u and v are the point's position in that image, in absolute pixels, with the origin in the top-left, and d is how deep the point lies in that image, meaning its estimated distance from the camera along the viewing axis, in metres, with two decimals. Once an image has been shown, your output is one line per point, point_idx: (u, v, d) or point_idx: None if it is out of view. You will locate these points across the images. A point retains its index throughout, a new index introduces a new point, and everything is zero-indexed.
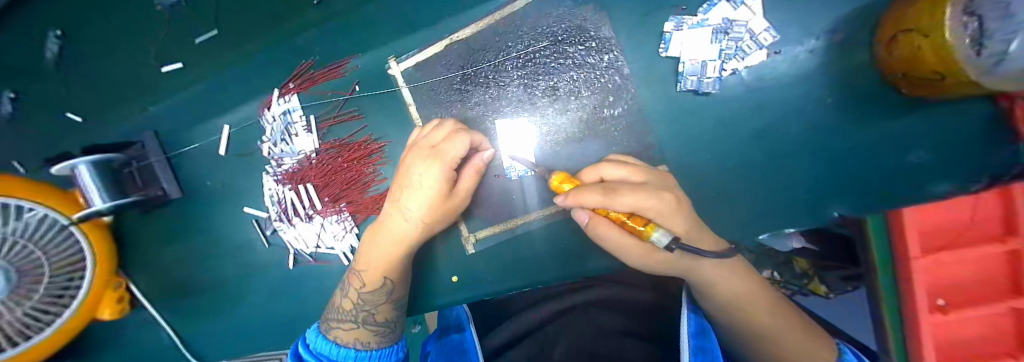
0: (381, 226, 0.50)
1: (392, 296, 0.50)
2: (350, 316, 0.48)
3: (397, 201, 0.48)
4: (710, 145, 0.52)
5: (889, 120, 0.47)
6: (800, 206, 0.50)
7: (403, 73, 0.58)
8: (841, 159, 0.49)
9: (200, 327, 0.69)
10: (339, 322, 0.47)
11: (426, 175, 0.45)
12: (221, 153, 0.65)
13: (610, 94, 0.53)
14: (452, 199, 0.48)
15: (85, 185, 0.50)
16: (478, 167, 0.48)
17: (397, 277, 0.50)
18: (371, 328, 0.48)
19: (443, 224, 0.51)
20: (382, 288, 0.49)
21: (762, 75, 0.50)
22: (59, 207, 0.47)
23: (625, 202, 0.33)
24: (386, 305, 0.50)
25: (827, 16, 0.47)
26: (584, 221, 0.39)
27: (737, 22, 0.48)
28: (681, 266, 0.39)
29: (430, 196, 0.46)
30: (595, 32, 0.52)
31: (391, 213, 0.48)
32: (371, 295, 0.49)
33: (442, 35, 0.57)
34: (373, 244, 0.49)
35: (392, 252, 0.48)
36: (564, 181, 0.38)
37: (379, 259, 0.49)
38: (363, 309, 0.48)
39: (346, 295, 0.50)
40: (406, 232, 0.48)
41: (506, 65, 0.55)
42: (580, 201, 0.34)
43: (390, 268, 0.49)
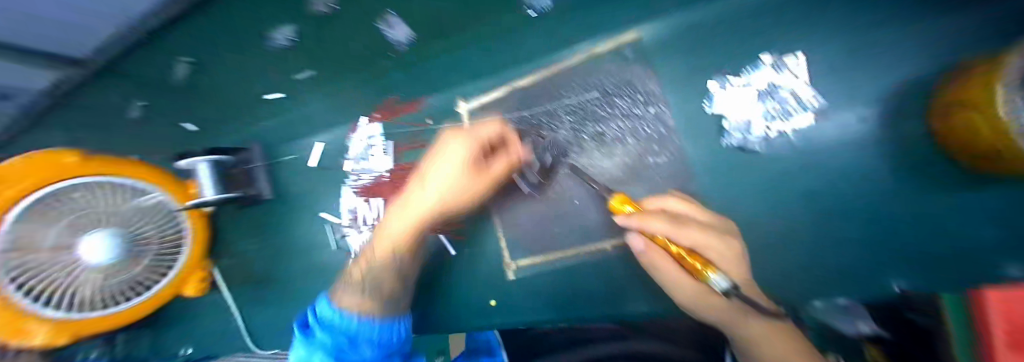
0: (407, 202, 0.58)
1: (398, 272, 0.56)
2: (359, 281, 0.54)
3: (425, 179, 0.58)
4: (753, 201, 0.53)
5: (960, 191, 0.43)
6: (853, 272, 0.49)
7: (470, 111, 0.68)
8: (898, 229, 0.47)
9: (272, 311, 0.81)
10: (347, 291, 0.53)
11: (453, 157, 0.55)
12: (312, 164, 0.80)
13: (654, 142, 0.57)
14: (480, 178, 0.56)
15: (202, 181, 0.69)
16: (508, 157, 0.57)
17: (409, 253, 0.57)
18: (372, 299, 0.52)
19: (466, 205, 0.59)
20: (393, 262, 0.55)
21: (814, 137, 0.51)
22: (175, 196, 0.71)
23: (688, 236, 0.38)
24: (391, 280, 0.55)
25: (874, 84, 0.48)
26: (638, 248, 0.44)
27: (782, 86, 0.51)
28: (727, 315, 0.40)
29: (459, 167, 0.55)
30: (642, 87, 0.59)
31: (420, 192, 0.58)
32: (380, 263, 0.55)
33: (505, 81, 0.66)
34: (400, 216, 0.57)
35: (410, 224, 0.56)
36: (624, 202, 0.43)
37: (396, 230, 0.57)
38: (369, 277, 0.54)
39: (361, 262, 0.58)
40: (427, 205, 0.56)
41: (559, 111, 0.62)
42: (644, 223, 0.39)
43: (404, 240, 0.56)
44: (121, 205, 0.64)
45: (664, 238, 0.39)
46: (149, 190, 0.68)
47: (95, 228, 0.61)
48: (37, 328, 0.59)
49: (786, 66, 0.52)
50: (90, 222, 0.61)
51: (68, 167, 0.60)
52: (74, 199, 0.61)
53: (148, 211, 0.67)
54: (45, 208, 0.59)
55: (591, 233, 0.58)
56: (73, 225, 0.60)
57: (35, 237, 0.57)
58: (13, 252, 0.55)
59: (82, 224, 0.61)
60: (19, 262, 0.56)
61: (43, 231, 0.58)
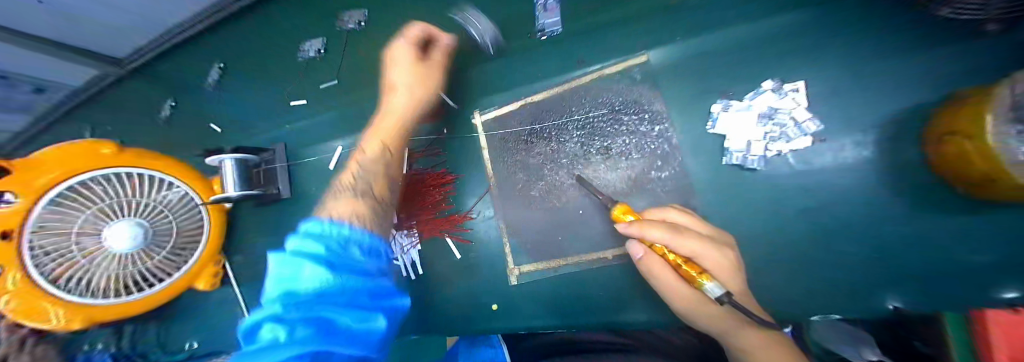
0: (378, 125, 0.64)
1: (387, 174, 0.59)
2: (350, 185, 0.54)
3: (388, 97, 0.65)
4: (753, 219, 0.55)
5: (961, 215, 0.45)
6: (847, 291, 0.51)
7: (484, 123, 0.72)
8: (897, 251, 0.49)
9: None
10: (340, 189, 0.54)
11: (401, 70, 0.64)
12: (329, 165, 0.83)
13: (658, 159, 0.59)
14: (424, 84, 0.65)
15: (225, 177, 0.71)
16: (443, 48, 0.67)
17: (393, 150, 0.62)
18: (369, 203, 0.50)
19: (424, 106, 0.66)
20: (380, 156, 0.59)
21: (813, 159, 0.53)
22: (198, 189, 0.72)
23: (686, 244, 0.39)
24: (381, 179, 0.57)
25: (874, 113, 0.51)
26: (637, 256, 0.45)
27: (781, 110, 0.54)
28: (722, 325, 0.41)
29: (407, 78, 0.64)
30: (648, 106, 0.61)
31: (388, 104, 0.65)
32: (370, 163, 0.58)
33: (517, 96, 0.70)
34: (374, 133, 0.63)
35: (391, 126, 0.63)
36: (626, 212, 0.45)
37: (381, 133, 0.62)
38: (363, 181, 0.55)
39: (348, 175, 0.58)
40: (399, 106, 0.64)
41: (567, 125, 0.65)
42: (644, 231, 0.40)
43: (390, 139, 0.61)
44: (141, 195, 0.63)
45: (663, 246, 0.41)
46: (174, 183, 0.68)
47: (117, 218, 0.58)
48: (53, 311, 0.56)
49: (786, 91, 0.54)
50: (118, 210, 0.59)
51: (102, 156, 0.60)
52: (99, 186, 0.59)
53: (169, 200, 0.66)
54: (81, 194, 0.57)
55: (596, 242, 0.60)
56: (101, 211, 0.57)
57: (69, 217, 0.55)
58: (37, 235, 0.53)
59: (111, 210, 0.59)
60: (55, 248, 0.55)
61: (76, 214, 0.56)
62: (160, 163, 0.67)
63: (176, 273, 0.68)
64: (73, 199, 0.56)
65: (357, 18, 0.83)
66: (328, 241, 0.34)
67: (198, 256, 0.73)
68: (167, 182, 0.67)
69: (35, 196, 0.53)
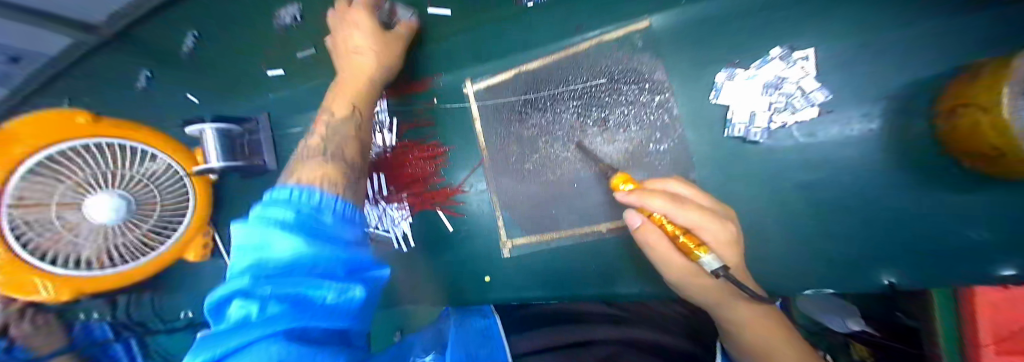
0: (342, 84, 0.56)
1: (359, 136, 0.53)
2: (314, 147, 0.47)
3: (348, 57, 0.58)
4: (751, 193, 0.54)
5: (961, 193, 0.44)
6: (839, 265, 0.51)
7: (475, 92, 0.68)
8: (893, 228, 0.48)
9: None
10: (303, 156, 0.47)
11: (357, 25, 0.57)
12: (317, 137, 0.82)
13: (658, 130, 0.57)
14: (390, 42, 0.59)
15: (207, 148, 0.67)
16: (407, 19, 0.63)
17: (363, 111, 0.56)
18: (341, 167, 0.44)
19: (391, 64, 0.60)
20: (351, 117, 0.53)
21: (817, 132, 0.51)
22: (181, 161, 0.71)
23: (687, 216, 0.36)
24: (352, 140, 0.51)
25: (883, 84, 0.48)
26: (635, 224, 0.40)
27: (788, 79, 0.51)
28: (715, 298, 0.41)
29: (365, 30, 0.56)
30: (649, 76, 0.58)
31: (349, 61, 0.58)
32: (338, 124, 0.51)
33: (511, 64, 0.66)
34: (338, 94, 0.56)
35: (355, 86, 0.55)
36: (625, 178, 0.41)
37: (344, 94, 0.55)
38: (331, 141, 0.48)
39: (311, 138, 0.50)
40: (364, 63, 0.56)
41: (564, 95, 0.62)
42: (646, 200, 0.36)
43: (357, 97, 0.55)
44: None
45: (663, 216, 0.37)
46: None
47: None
48: None
49: (794, 59, 0.51)
50: None
51: None
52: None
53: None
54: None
55: (592, 215, 0.59)
56: None
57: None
58: None
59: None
60: None
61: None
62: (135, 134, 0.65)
63: None
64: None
65: None
66: (296, 205, 0.31)
67: None
68: None
69: (11, 167, 0.48)
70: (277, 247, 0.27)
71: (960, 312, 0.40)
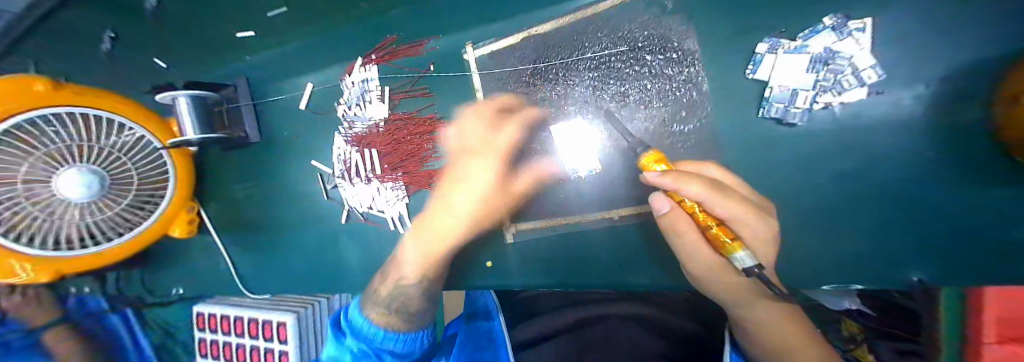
0: (416, 241, 0.59)
1: (428, 293, 0.56)
2: (383, 303, 0.56)
3: (444, 209, 0.56)
4: (776, 181, 0.50)
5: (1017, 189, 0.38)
6: (868, 259, 0.47)
7: (477, 59, 0.62)
8: (931, 224, 0.43)
9: (272, 253, 0.82)
10: (375, 306, 0.56)
11: (480, 177, 0.54)
12: (302, 107, 0.75)
13: (683, 108, 0.51)
14: (501, 197, 0.57)
15: (182, 118, 0.63)
16: (537, 174, 0.56)
17: (433, 274, 0.58)
18: (402, 317, 0.54)
19: (486, 222, 0.59)
20: (420, 282, 0.56)
21: (862, 115, 0.45)
22: (158, 133, 0.67)
23: (726, 206, 0.34)
24: (417, 299, 0.55)
25: (949, 58, 0.40)
26: (662, 210, 0.39)
27: (840, 54, 0.44)
28: (740, 297, 0.38)
29: (483, 188, 0.54)
30: (678, 44, 0.51)
31: (440, 212, 0.57)
32: (408, 288, 0.56)
33: (521, 27, 0.59)
34: (436, 234, 0.56)
35: (437, 247, 0.56)
36: (658, 160, 0.39)
37: (421, 255, 0.57)
38: (397, 298, 0.56)
39: (387, 285, 0.59)
40: (455, 223, 0.56)
41: (579, 65, 0.55)
42: (682, 183, 0.34)
43: (429, 266, 0.57)
44: (96, 139, 0.60)
45: (697, 204, 0.35)
46: (132, 125, 0.64)
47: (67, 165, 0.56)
48: (21, 266, 0.59)
49: (849, 30, 0.44)
50: (66, 156, 0.57)
51: (36, 94, 0.55)
52: (47, 130, 0.56)
53: (126, 146, 0.63)
54: (25, 137, 0.54)
55: (606, 201, 0.54)
56: (47, 158, 0.55)
57: (11, 164, 0.53)
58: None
59: (57, 157, 0.56)
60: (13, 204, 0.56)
61: (17, 163, 0.53)
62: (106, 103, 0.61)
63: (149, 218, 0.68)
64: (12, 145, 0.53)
65: None
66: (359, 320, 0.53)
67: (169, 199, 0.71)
68: (125, 124, 0.63)
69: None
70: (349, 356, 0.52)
71: (966, 306, 0.37)
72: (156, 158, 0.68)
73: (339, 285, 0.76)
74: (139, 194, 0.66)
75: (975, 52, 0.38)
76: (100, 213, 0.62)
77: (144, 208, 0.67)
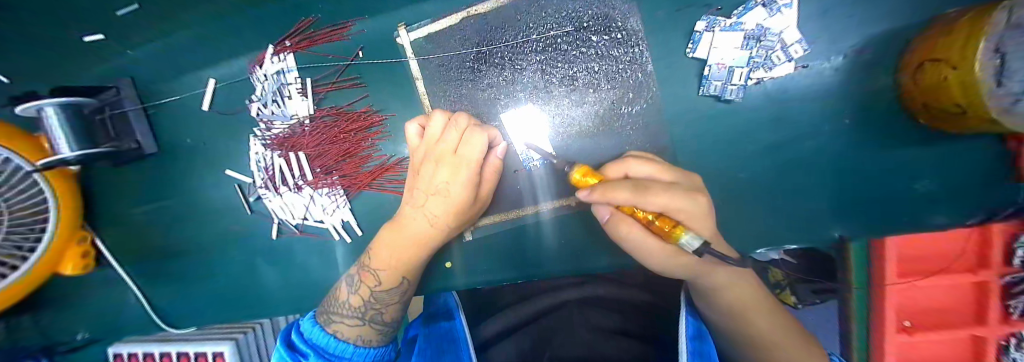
0: (394, 251, 0.50)
1: (405, 296, 0.53)
2: (356, 312, 0.50)
3: (417, 215, 0.49)
4: (723, 156, 0.51)
5: (914, 145, 0.45)
6: (802, 224, 0.50)
7: (412, 43, 0.56)
8: (849, 183, 0.48)
9: (194, 280, 0.71)
10: (341, 318, 0.50)
11: (455, 183, 0.46)
12: (205, 107, 0.64)
13: (629, 91, 0.51)
14: (474, 205, 0.51)
15: (52, 132, 0.51)
16: (497, 165, 0.48)
17: (413, 277, 0.52)
18: (378, 325, 0.50)
19: (455, 229, 0.51)
20: (396, 287, 0.51)
21: (789, 88, 0.48)
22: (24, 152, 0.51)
23: (656, 201, 0.33)
24: (393, 306, 0.51)
25: (856, 35, 0.45)
26: (604, 217, 0.40)
27: (771, 30, 0.45)
28: (696, 271, 0.39)
29: (456, 201, 0.47)
30: (622, 23, 0.50)
31: (412, 213, 0.50)
32: (383, 293, 0.50)
33: (458, 6, 0.53)
34: (391, 242, 0.50)
35: (411, 253, 0.50)
36: (587, 174, 0.38)
37: (393, 260, 0.50)
38: (372, 307, 0.50)
39: (356, 291, 0.51)
40: (425, 232, 0.49)
41: (524, 48, 0.52)
42: (608, 196, 0.34)
43: (407, 269, 0.50)
44: None
45: (631, 205, 0.35)
46: None
47: None
48: None
49: (778, 6, 0.45)
50: None
51: None
52: None
53: None
54: None
55: (555, 190, 0.54)
56: None
57: None
58: None
59: None
60: None
61: None
62: None
63: (34, 253, 0.53)
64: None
65: None
66: (320, 335, 0.49)
67: (54, 229, 0.56)
68: None
69: None
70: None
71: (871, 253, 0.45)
72: (27, 186, 0.52)
73: (279, 306, 0.69)
74: (13, 227, 0.51)
75: (872, 31, 0.44)
76: None
77: (25, 244, 0.52)
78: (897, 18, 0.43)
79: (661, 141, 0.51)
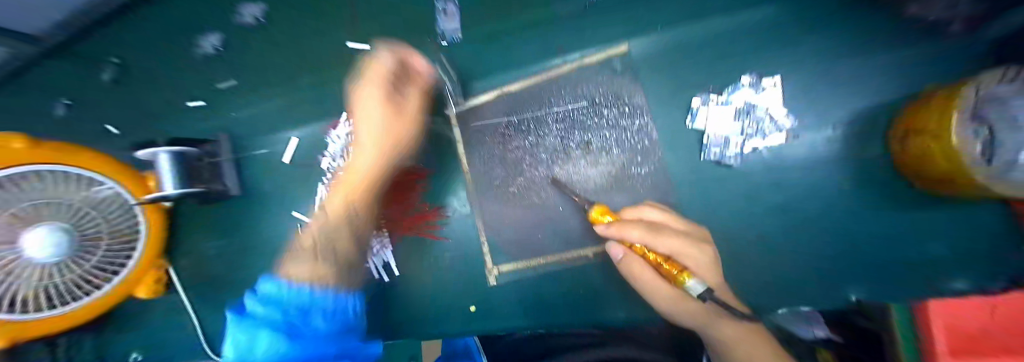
0: (343, 180, 0.57)
1: (354, 230, 0.54)
2: (307, 250, 0.48)
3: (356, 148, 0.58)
4: (736, 213, 0.55)
5: (918, 209, 0.48)
6: (822, 283, 0.51)
7: (458, 114, 0.65)
8: (863, 245, 0.51)
9: None
10: (292, 259, 0.47)
11: (376, 98, 0.56)
12: (284, 160, 0.77)
13: (638, 154, 0.58)
14: (402, 121, 0.58)
15: (160, 170, 0.62)
16: (420, 86, 0.59)
17: (363, 205, 0.56)
18: (331, 263, 0.46)
19: (395, 163, 0.60)
20: (347, 217, 0.54)
21: (787, 155, 0.54)
22: (131, 187, 0.61)
23: (666, 244, 0.40)
24: (346, 239, 0.52)
25: (840, 114, 0.53)
26: (618, 256, 0.45)
27: (758, 107, 0.54)
28: (702, 319, 0.42)
29: (380, 120, 0.56)
30: (628, 100, 0.60)
31: (355, 144, 0.58)
32: (334, 223, 0.53)
33: (492, 86, 0.65)
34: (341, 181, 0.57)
35: (358, 179, 0.56)
36: (603, 213, 0.45)
37: (342, 189, 0.56)
38: (325, 242, 0.49)
39: (309, 233, 0.53)
40: (367, 159, 0.57)
41: (546, 119, 0.62)
42: (622, 231, 0.41)
43: (356, 194, 0.55)
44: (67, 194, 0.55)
45: (644, 246, 0.41)
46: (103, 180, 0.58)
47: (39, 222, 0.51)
48: None
49: (764, 86, 0.54)
50: (31, 213, 0.51)
51: (13, 151, 0.50)
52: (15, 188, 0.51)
53: (99, 202, 0.58)
54: None
55: (574, 240, 0.59)
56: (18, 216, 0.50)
57: None
58: None
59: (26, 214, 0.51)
60: None
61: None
62: (77, 158, 0.56)
63: (123, 270, 0.63)
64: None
65: (255, 12, 0.68)
66: (286, 309, 0.36)
67: (139, 255, 0.65)
68: (93, 180, 0.58)
69: None
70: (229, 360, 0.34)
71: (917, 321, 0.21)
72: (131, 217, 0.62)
73: None
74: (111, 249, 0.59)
75: (851, 111, 0.52)
76: (72, 269, 0.56)
77: (110, 267, 0.61)
78: (871, 102, 0.52)
79: (675, 199, 0.57)
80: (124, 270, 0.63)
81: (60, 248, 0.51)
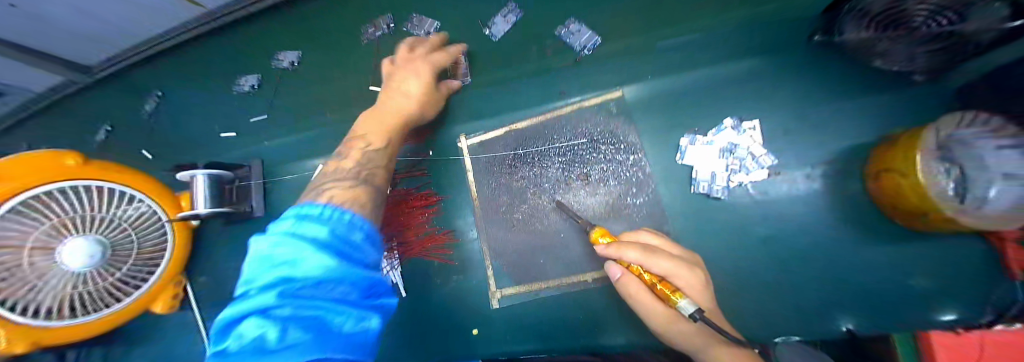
0: (377, 116, 0.61)
1: (389, 163, 0.60)
2: (348, 175, 0.53)
3: (394, 95, 0.62)
4: (730, 243, 0.59)
5: (901, 242, 0.52)
6: (815, 312, 0.53)
7: (470, 146, 0.73)
8: (853, 275, 0.53)
9: None
10: (335, 180, 0.51)
11: (424, 66, 0.62)
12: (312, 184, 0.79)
13: (634, 186, 0.64)
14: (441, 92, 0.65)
15: (196, 192, 0.64)
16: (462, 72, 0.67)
17: (394, 146, 0.61)
18: (367, 191, 0.51)
19: (427, 114, 0.65)
20: (382, 151, 0.58)
21: (770, 190, 0.59)
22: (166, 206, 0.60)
23: (659, 264, 0.42)
24: (381, 174, 0.57)
25: (818, 153, 0.58)
26: (615, 275, 0.48)
27: (739, 146, 0.60)
28: (694, 341, 0.44)
29: (424, 81, 0.61)
30: (623, 137, 0.66)
31: (392, 94, 0.63)
32: (372, 155, 0.57)
33: (501, 123, 0.72)
34: (375, 116, 0.61)
35: (392, 123, 0.60)
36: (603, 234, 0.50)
37: (378, 126, 0.59)
38: (363, 172, 0.54)
39: (346, 157, 0.58)
40: (404, 106, 0.61)
41: (549, 152, 0.68)
42: (621, 252, 0.43)
43: (391, 135, 0.60)
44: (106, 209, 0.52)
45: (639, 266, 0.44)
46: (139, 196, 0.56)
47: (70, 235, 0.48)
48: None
49: (744, 129, 0.61)
50: (79, 226, 0.49)
51: (64, 168, 0.49)
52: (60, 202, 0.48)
53: (134, 218, 0.55)
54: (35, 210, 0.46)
55: (574, 266, 0.62)
56: (59, 228, 0.47)
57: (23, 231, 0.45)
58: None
59: (70, 226, 0.48)
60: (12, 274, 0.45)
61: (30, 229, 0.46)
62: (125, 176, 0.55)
63: (145, 283, 0.59)
64: (32, 213, 0.46)
65: (291, 59, 0.74)
66: (328, 224, 0.37)
67: (163, 270, 0.62)
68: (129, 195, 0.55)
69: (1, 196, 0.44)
70: (265, 281, 0.31)
71: None
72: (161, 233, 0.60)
73: None
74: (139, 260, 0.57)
75: (829, 151, 0.58)
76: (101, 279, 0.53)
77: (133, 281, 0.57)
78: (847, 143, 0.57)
79: (671, 228, 0.61)
80: (146, 284, 0.59)
81: (92, 259, 0.48)
